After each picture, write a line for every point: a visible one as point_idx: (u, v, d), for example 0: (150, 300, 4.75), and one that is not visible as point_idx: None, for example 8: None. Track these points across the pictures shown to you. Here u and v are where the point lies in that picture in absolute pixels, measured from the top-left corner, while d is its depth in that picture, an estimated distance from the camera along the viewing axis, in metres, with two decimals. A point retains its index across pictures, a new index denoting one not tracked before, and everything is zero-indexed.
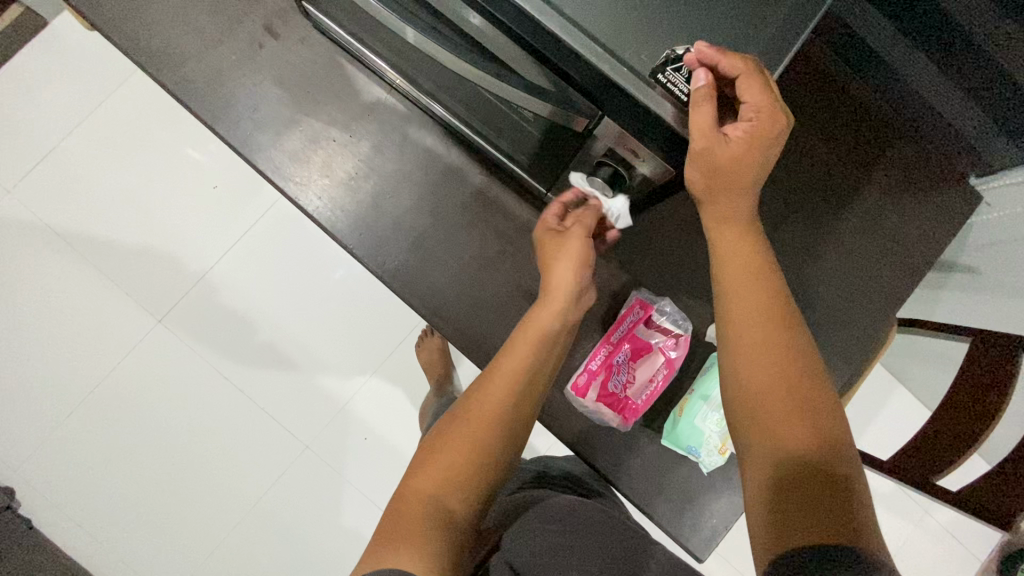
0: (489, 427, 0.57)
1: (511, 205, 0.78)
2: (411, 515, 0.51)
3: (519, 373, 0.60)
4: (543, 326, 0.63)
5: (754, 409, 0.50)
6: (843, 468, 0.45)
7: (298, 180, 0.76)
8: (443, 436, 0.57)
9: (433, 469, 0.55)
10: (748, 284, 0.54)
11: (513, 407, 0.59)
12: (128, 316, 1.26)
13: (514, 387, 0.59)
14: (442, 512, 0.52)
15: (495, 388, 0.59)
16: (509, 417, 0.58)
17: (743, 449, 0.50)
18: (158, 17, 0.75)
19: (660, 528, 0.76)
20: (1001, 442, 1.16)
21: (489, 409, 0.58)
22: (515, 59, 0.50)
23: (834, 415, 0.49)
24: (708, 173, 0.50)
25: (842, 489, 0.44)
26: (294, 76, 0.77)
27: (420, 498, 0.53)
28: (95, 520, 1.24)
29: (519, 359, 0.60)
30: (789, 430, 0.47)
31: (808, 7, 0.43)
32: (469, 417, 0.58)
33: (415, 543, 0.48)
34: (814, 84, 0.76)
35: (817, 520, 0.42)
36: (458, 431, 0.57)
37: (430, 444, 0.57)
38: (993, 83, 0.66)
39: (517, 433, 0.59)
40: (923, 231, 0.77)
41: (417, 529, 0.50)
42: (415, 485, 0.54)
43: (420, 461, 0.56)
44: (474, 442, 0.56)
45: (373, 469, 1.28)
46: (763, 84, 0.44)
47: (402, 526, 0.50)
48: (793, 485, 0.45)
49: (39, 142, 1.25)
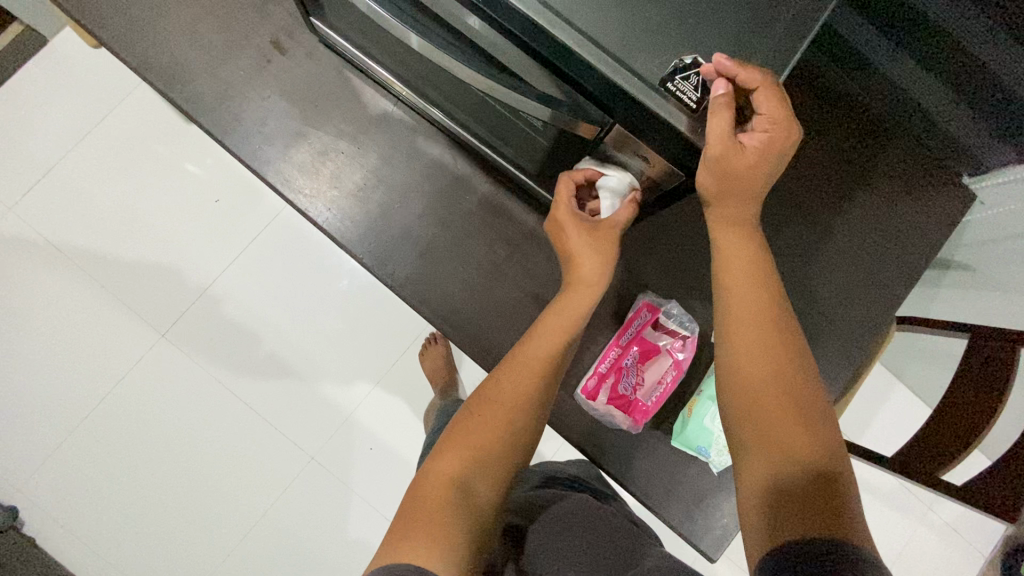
0: (515, 412, 0.57)
1: (517, 212, 0.79)
2: (435, 497, 0.51)
3: (543, 360, 0.60)
4: (569, 308, 0.63)
5: (751, 406, 0.51)
6: (837, 470, 0.46)
7: (308, 193, 0.77)
8: (467, 420, 0.58)
9: (455, 452, 0.54)
10: (746, 286, 0.55)
11: (538, 392, 0.59)
12: (131, 330, 1.26)
13: (539, 374, 0.60)
14: (465, 494, 0.52)
15: (521, 374, 0.59)
16: (532, 403, 0.59)
17: (737, 448, 0.51)
18: (165, 34, 0.76)
19: (672, 529, 0.77)
20: (1002, 436, 1.18)
21: (513, 393, 0.58)
22: (526, 70, 0.51)
23: (826, 416, 0.50)
24: (721, 179, 0.52)
25: (833, 490, 0.44)
26: (301, 89, 0.78)
27: (442, 480, 0.52)
28: (100, 537, 1.23)
29: (547, 345, 0.61)
30: (785, 428, 0.48)
31: (808, 15, 0.44)
32: (493, 399, 0.58)
33: (437, 527, 0.48)
34: (812, 91, 0.79)
35: (810, 518, 0.42)
36: (484, 416, 0.57)
37: (453, 428, 0.57)
38: (984, 87, 0.67)
39: (540, 420, 0.60)
40: (917, 230, 0.79)
41: (439, 514, 0.49)
42: (435, 468, 0.54)
43: (442, 443, 0.56)
44: (498, 428, 0.56)
45: (380, 477, 1.28)
46: (778, 95, 0.46)
47: (425, 507, 0.50)
48: (791, 483, 0.45)
49: (39, 158, 1.26)
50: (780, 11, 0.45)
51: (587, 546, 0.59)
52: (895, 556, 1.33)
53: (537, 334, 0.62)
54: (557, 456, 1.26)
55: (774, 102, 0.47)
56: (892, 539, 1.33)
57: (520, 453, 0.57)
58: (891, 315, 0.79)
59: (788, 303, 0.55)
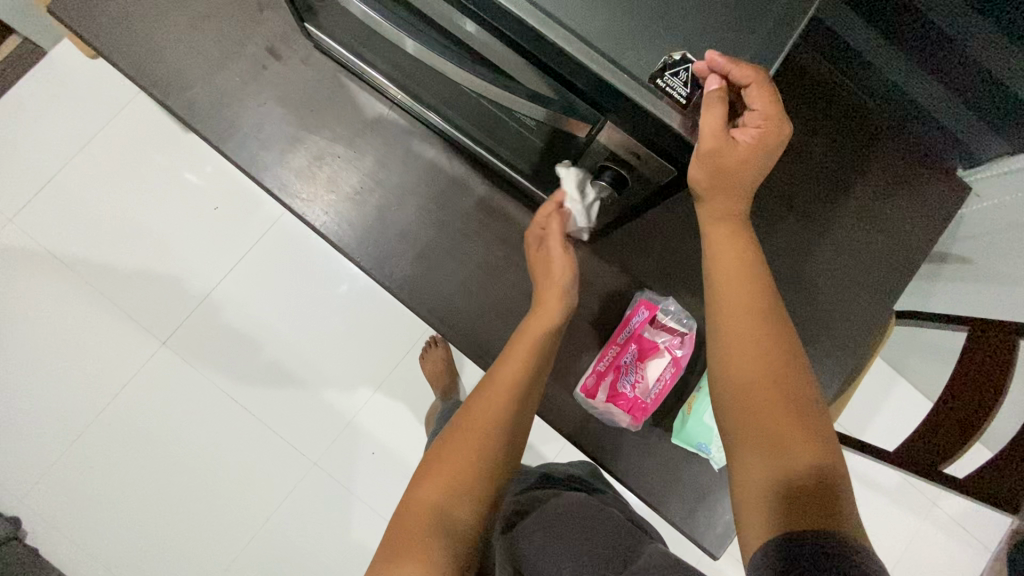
0: (492, 433, 0.57)
1: (513, 212, 0.79)
2: (417, 526, 0.51)
3: (516, 381, 0.61)
4: (535, 334, 0.65)
5: (743, 400, 0.51)
6: (828, 461, 0.46)
7: (305, 197, 0.78)
8: (445, 443, 0.58)
9: (436, 476, 0.55)
10: (736, 279, 0.56)
11: (515, 412, 0.59)
12: (132, 338, 1.26)
13: (512, 395, 0.60)
14: (447, 519, 0.52)
15: (496, 396, 0.59)
16: (509, 423, 0.59)
17: (730, 443, 0.51)
18: (163, 43, 0.77)
19: (674, 527, 0.77)
20: (1005, 428, 1.17)
21: (488, 417, 0.58)
22: (517, 71, 0.52)
23: (815, 407, 0.50)
24: (713, 174, 0.52)
25: (826, 482, 0.45)
26: (297, 94, 0.79)
27: (424, 508, 0.52)
28: (103, 546, 1.23)
29: (517, 367, 0.62)
30: (778, 421, 0.48)
31: (794, 13, 0.45)
32: (470, 422, 0.58)
33: (418, 553, 0.49)
34: (804, 89, 0.79)
35: (803, 514, 0.42)
36: (462, 439, 0.57)
37: (434, 455, 0.57)
38: (978, 78, 0.66)
39: (518, 436, 0.60)
40: (913, 222, 0.79)
41: (420, 542, 0.50)
42: (417, 495, 0.54)
43: (422, 469, 0.56)
44: (478, 449, 0.56)
45: (382, 482, 1.28)
46: (771, 90, 0.47)
47: (408, 537, 0.50)
48: (785, 475, 0.46)
49: (40, 169, 1.26)
50: (766, 8, 0.45)
51: (581, 543, 0.59)
52: (900, 551, 1.33)
53: (511, 355, 0.63)
54: (558, 458, 1.26)
55: (766, 99, 0.48)
56: (897, 535, 1.33)
57: (503, 470, 0.57)
58: (891, 308, 0.79)
59: (778, 296, 0.56)
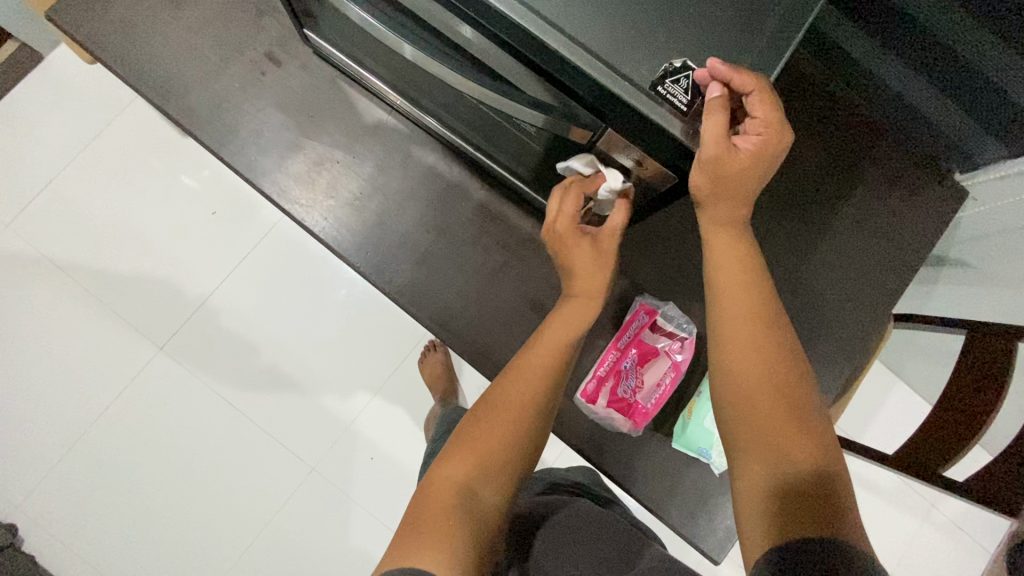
0: (519, 420, 0.57)
1: (513, 217, 0.79)
2: (441, 503, 0.50)
3: (544, 371, 0.61)
4: (568, 329, 0.65)
5: (744, 404, 0.51)
6: (830, 465, 0.46)
7: (304, 203, 0.78)
8: (472, 426, 0.57)
9: (460, 456, 0.54)
10: (736, 285, 0.56)
11: (544, 401, 0.59)
12: (130, 344, 1.26)
13: (541, 385, 0.60)
14: (473, 498, 0.51)
15: (525, 384, 0.60)
16: (537, 411, 0.59)
17: (731, 447, 0.51)
18: (161, 49, 0.76)
19: (676, 533, 0.77)
20: (1004, 430, 1.17)
21: (516, 404, 0.58)
22: (518, 78, 0.52)
23: (816, 410, 0.50)
24: (714, 181, 0.52)
25: (827, 486, 0.45)
26: (296, 100, 0.79)
27: (450, 486, 0.52)
28: (100, 554, 1.22)
29: (548, 357, 0.62)
30: (779, 425, 0.49)
31: (792, 22, 0.45)
32: (498, 408, 0.58)
33: (443, 528, 0.48)
34: (800, 96, 0.80)
35: (805, 518, 0.42)
36: (489, 423, 0.57)
37: (459, 437, 0.57)
38: (972, 84, 0.66)
39: (541, 431, 0.60)
40: (911, 226, 0.80)
41: (445, 516, 0.49)
42: (443, 473, 0.53)
43: (446, 451, 0.56)
44: (504, 434, 0.56)
45: (380, 488, 1.27)
46: (771, 98, 0.47)
47: (432, 511, 0.49)
48: (786, 479, 0.46)
49: (36, 174, 1.26)
50: (765, 16, 0.45)
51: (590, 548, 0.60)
52: (900, 554, 1.33)
53: (540, 343, 0.63)
54: (558, 462, 1.26)
55: (767, 106, 0.48)
56: (897, 538, 1.33)
57: (524, 463, 0.57)
58: (889, 312, 0.80)
59: (779, 302, 0.56)
